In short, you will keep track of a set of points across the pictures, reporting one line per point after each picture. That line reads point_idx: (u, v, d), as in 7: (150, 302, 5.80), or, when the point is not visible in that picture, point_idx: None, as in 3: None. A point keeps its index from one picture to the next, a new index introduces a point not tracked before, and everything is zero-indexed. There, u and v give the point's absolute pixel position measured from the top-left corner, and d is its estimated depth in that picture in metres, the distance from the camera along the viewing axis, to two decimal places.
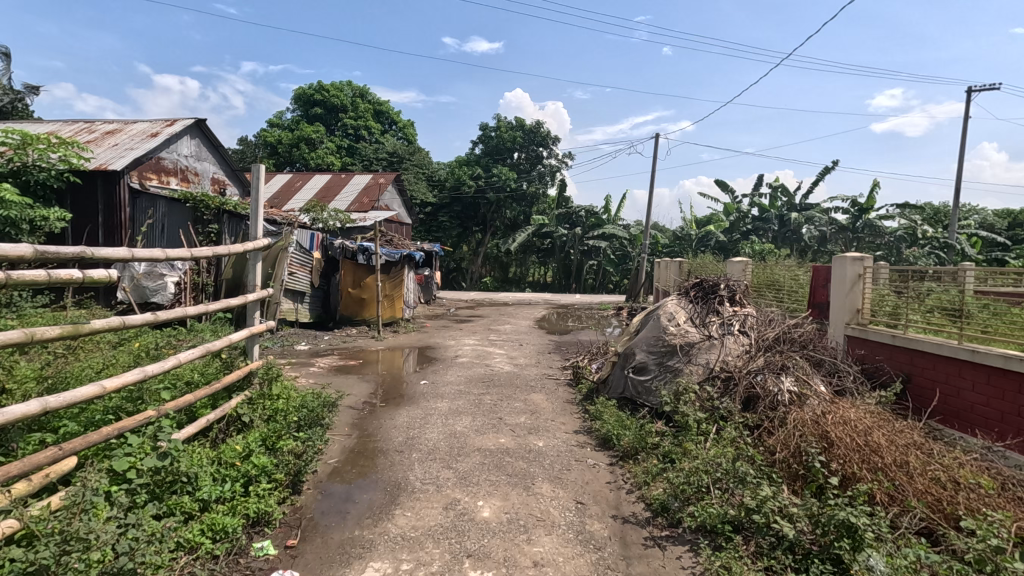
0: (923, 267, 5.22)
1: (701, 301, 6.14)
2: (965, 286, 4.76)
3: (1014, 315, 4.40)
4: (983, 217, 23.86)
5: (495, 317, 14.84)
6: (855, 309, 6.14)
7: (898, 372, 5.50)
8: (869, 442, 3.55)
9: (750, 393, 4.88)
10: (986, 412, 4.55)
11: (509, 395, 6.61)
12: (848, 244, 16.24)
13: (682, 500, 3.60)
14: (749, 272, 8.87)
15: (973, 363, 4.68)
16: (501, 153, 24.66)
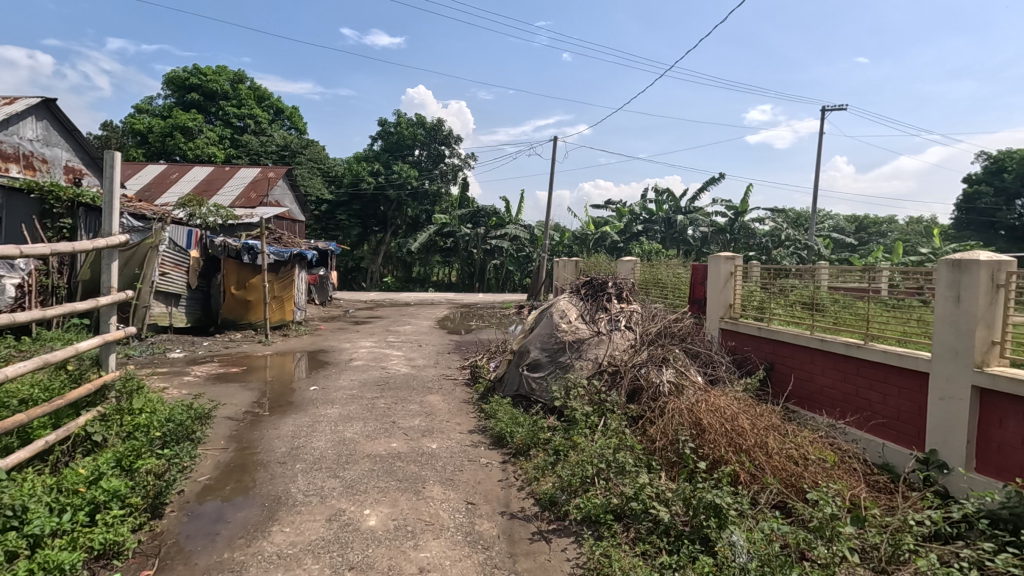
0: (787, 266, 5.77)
1: (591, 299, 6.38)
2: (821, 282, 5.32)
3: (857, 308, 4.93)
4: (836, 222, 27.15)
5: (395, 318, 14.46)
6: (728, 304, 6.72)
7: (763, 360, 6.06)
8: (735, 426, 3.86)
9: (635, 385, 5.14)
10: (831, 393, 5.14)
11: (404, 398, 6.44)
12: (726, 245, 17.74)
13: (569, 493, 3.71)
14: (637, 271, 9.36)
15: (821, 350, 5.27)
16: (402, 150, 24.15)
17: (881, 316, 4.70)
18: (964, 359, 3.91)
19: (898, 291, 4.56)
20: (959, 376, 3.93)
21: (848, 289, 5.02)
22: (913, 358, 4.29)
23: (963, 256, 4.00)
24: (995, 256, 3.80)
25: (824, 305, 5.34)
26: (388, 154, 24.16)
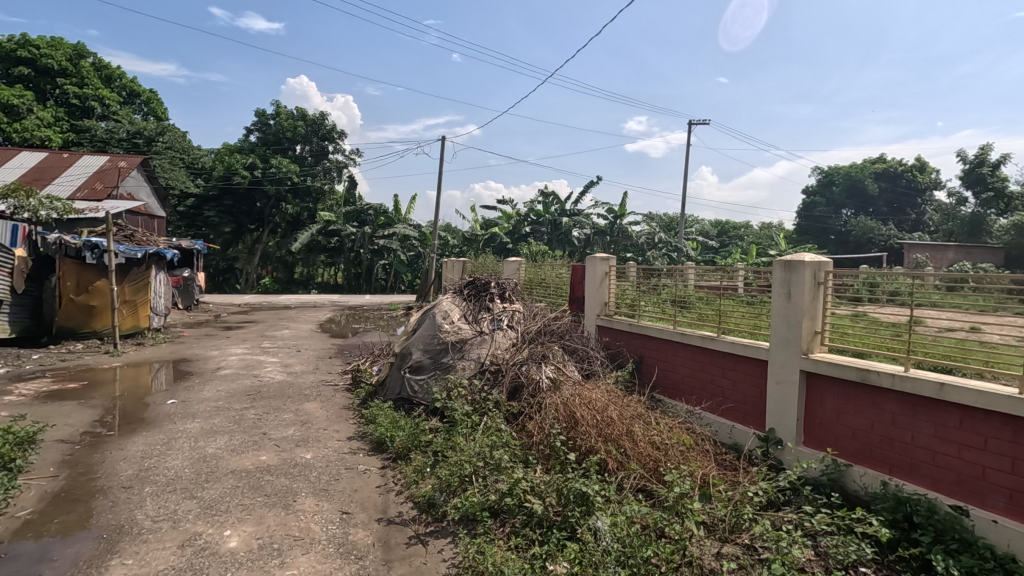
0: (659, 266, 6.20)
1: (474, 299, 6.43)
2: (687, 281, 5.77)
3: (717, 304, 5.43)
4: (702, 226, 29.85)
5: (272, 322, 13.53)
6: (603, 302, 7.12)
7: (633, 354, 6.50)
8: (604, 417, 4.11)
9: (516, 382, 5.26)
10: (690, 382, 5.65)
11: (277, 407, 6.05)
12: (606, 246, 18.75)
13: (447, 493, 3.71)
14: (522, 271, 9.58)
15: (682, 342, 5.77)
16: (280, 143, 22.67)
17: (735, 310, 5.22)
18: (793, 348, 4.48)
19: (752, 288, 5.15)
20: (790, 363, 4.50)
21: (710, 287, 5.51)
22: (755, 348, 4.85)
23: (792, 257, 4.57)
24: (816, 257, 4.40)
25: (689, 302, 5.82)
26: (265, 147, 22.55)
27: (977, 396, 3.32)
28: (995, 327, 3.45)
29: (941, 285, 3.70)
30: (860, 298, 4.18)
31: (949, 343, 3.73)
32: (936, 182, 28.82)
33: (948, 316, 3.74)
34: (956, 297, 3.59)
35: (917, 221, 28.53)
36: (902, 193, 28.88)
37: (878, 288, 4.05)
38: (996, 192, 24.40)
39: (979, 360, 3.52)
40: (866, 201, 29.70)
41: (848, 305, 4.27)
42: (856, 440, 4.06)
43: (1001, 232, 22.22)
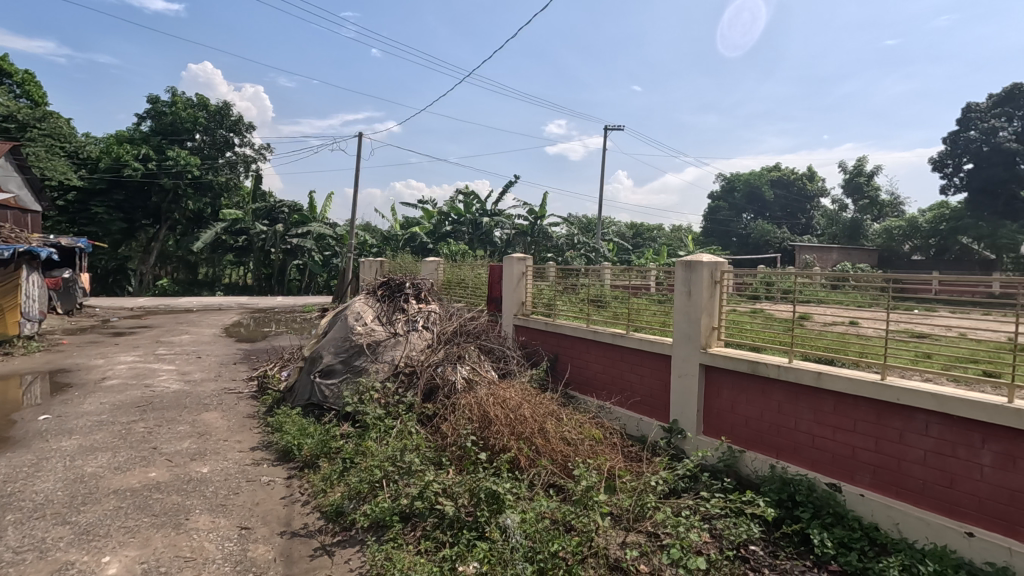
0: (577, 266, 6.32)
1: (389, 300, 6.29)
2: (604, 281, 5.91)
3: (631, 302, 5.61)
4: (618, 228, 31.03)
5: (170, 327, 12.50)
6: (520, 302, 7.22)
7: (549, 352, 6.64)
8: (517, 416, 4.15)
9: (431, 384, 5.20)
10: (602, 378, 5.85)
11: (171, 419, 5.59)
12: (527, 247, 18.79)
13: (356, 501, 3.60)
14: (440, 271, 9.50)
15: (594, 340, 5.98)
16: (178, 134, 21.00)
17: (647, 309, 5.42)
18: (693, 343, 4.76)
19: (664, 287, 5.22)
20: (691, 357, 4.78)
21: (626, 286, 5.62)
22: (660, 344, 5.10)
23: (692, 257, 4.84)
24: (713, 258, 4.71)
25: (604, 299, 5.99)
26: (160, 137, 20.76)
27: (848, 383, 3.68)
28: (869, 321, 3.82)
29: (827, 283, 4.09)
30: (758, 296, 4.44)
31: (831, 337, 4.09)
32: (822, 190, 31.77)
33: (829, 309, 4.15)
34: (839, 294, 4.04)
35: (807, 225, 31.29)
36: (794, 200, 31.54)
37: (773, 287, 4.32)
38: (870, 200, 27.28)
39: (854, 351, 3.89)
40: (763, 206, 32.17)
41: (747, 302, 4.52)
42: (748, 427, 4.38)
43: (875, 236, 24.87)
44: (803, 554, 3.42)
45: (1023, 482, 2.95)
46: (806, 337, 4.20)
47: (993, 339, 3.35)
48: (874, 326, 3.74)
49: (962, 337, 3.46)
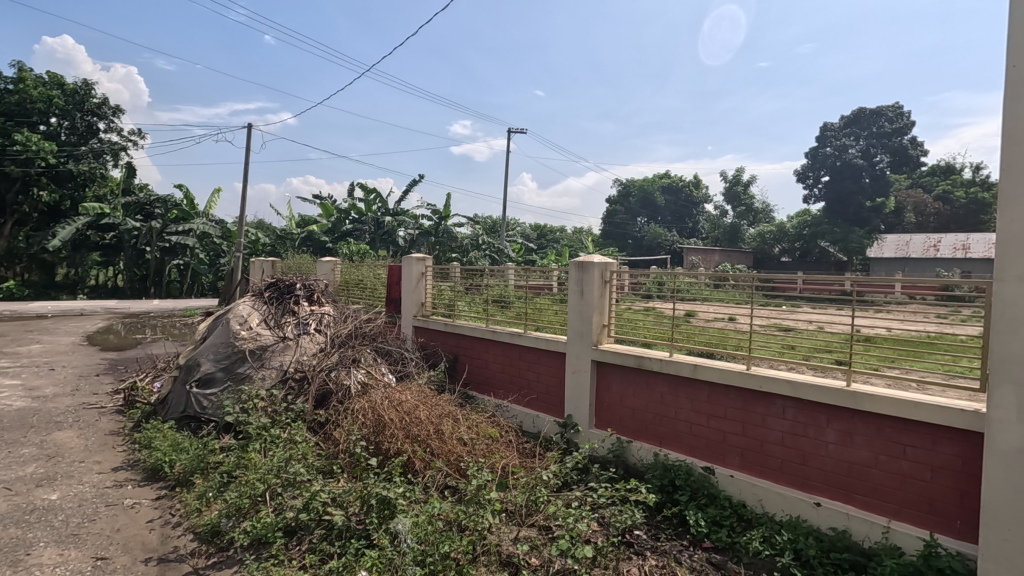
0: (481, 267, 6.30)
1: (277, 302, 5.93)
2: (507, 281, 5.95)
3: (534, 302, 5.68)
4: (522, 229, 31.58)
5: (16, 336, 10.89)
6: (420, 303, 7.16)
7: (449, 353, 6.64)
8: (413, 418, 4.10)
9: (323, 389, 4.97)
10: (501, 377, 5.96)
11: (13, 441, 4.87)
12: (431, 248, 18.32)
13: (236, 518, 3.35)
14: (337, 272, 9.13)
15: (492, 340, 6.07)
16: (28, 115, 18.35)
17: (549, 308, 5.50)
18: (586, 340, 4.97)
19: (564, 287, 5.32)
20: (583, 354, 4.98)
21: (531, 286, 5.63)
22: (555, 342, 5.27)
23: (585, 258, 5.04)
24: (603, 259, 4.96)
25: (506, 299, 6.03)
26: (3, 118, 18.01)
27: (719, 374, 4.01)
28: (747, 317, 4.11)
29: (711, 281, 4.34)
30: (650, 295, 4.65)
31: (712, 332, 4.39)
32: (706, 197, 34.47)
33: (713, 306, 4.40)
34: (722, 292, 4.28)
35: (693, 229, 33.77)
36: (682, 205, 33.91)
37: (664, 286, 4.52)
38: (747, 207, 30.01)
39: (732, 344, 4.20)
40: (655, 210, 34.28)
41: (641, 301, 4.72)
42: (635, 419, 4.64)
43: (751, 239, 27.39)
44: (680, 534, 3.68)
45: (858, 455, 3.37)
46: (691, 333, 4.48)
47: (846, 331, 3.75)
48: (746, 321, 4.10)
49: (821, 329, 3.83)
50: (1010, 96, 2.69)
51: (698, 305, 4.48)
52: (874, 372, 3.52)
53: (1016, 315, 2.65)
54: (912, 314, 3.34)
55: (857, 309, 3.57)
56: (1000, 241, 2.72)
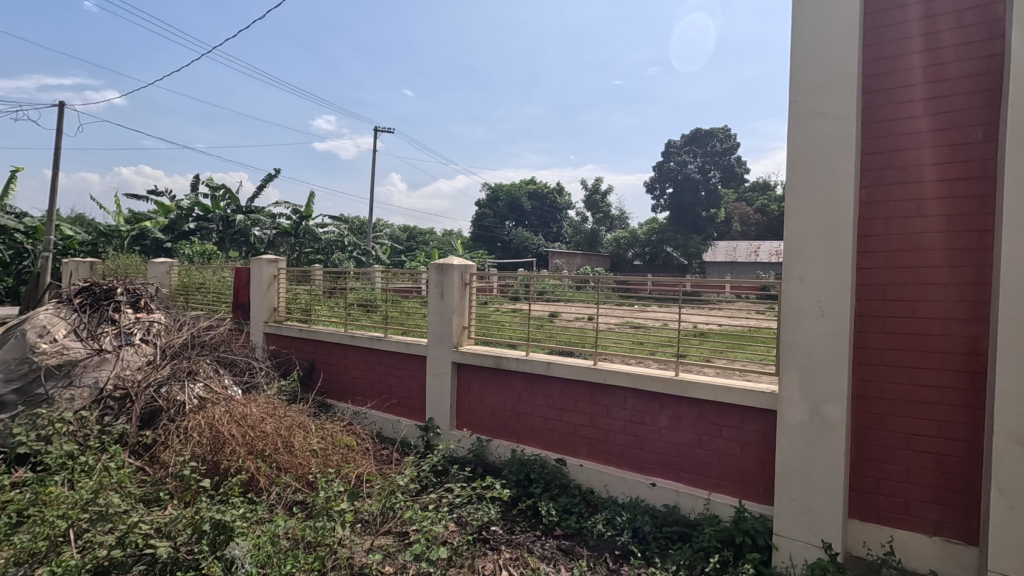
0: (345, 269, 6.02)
1: (91, 310, 5.13)
2: (375, 284, 5.73)
3: (403, 306, 5.55)
4: (390, 231, 30.88)
5: None
6: (272, 308, 6.71)
7: (305, 360, 6.28)
8: (257, 432, 3.80)
9: (150, 407, 4.43)
10: (360, 383, 5.77)
11: None
12: (290, 249, 17.05)
13: (29, 565, 2.85)
14: (174, 274, 8.17)
15: (351, 345, 5.84)
16: None
17: (417, 311, 5.41)
18: (446, 342, 5.00)
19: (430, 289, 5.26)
20: (444, 356, 5.01)
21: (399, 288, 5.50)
22: (416, 345, 5.22)
23: (445, 260, 5.07)
24: (462, 262, 5.05)
25: (372, 303, 5.84)
26: None
27: (569, 370, 4.27)
28: (603, 316, 4.38)
29: (574, 283, 4.52)
30: (518, 296, 4.76)
31: (574, 330, 4.61)
32: (569, 204, 36.45)
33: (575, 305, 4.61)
34: (583, 292, 4.49)
35: (557, 234, 35.51)
36: (547, 211, 35.47)
37: (530, 287, 4.68)
38: (604, 214, 32.28)
39: (588, 342, 4.46)
40: (522, 215, 35.47)
41: (510, 302, 4.80)
42: (494, 417, 4.76)
43: (608, 244, 29.49)
44: (533, 525, 3.84)
45: (685, 437, 3.79)
46: (553, 332, 4.69)
47: (684, 327, 4.16)
48: (602, 319, 4.35)
49: (665, 325, 4.21)
50: (795, 125, 3.19)
51: (562, 306, 4.67)
52: (703, 363, 3.96)
53: (799, 310, 3.16)
54: (736, 311, 3.80)
55: (692, 307, 3.99)
56: (787, 247, 3.22)
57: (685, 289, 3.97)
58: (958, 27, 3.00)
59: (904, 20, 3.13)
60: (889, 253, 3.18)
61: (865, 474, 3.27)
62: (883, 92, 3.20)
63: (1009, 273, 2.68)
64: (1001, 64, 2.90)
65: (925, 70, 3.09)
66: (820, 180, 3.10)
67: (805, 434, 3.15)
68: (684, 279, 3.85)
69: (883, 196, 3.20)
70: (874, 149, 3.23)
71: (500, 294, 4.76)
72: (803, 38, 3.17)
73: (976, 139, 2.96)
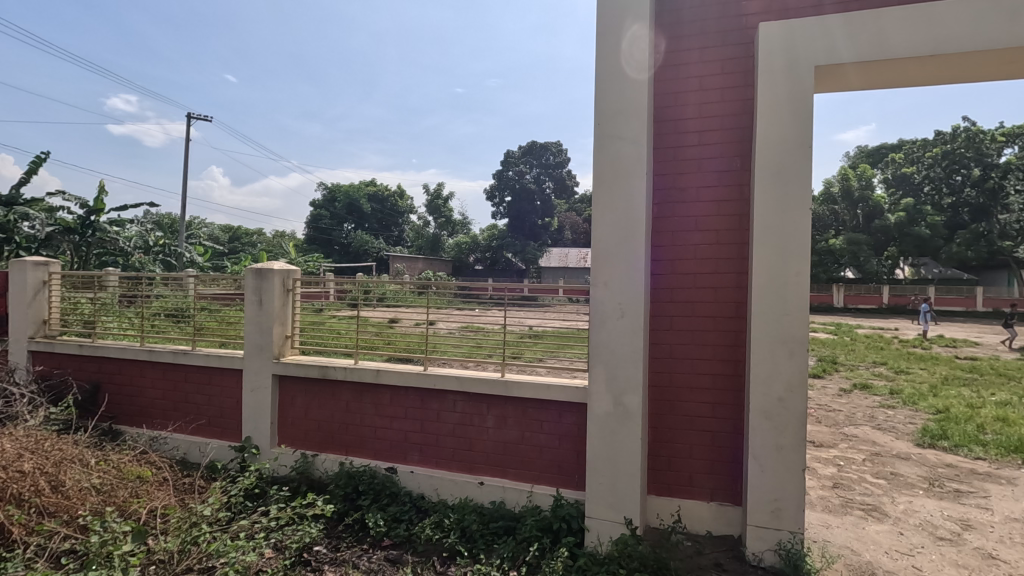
0: (145, 274, 5.26)
1: None
2: (187, 290, 5.10)
3: (222, 314, 5.02)
4: (208, 230, 27.63)
5: None
6: (41, 321, 5.59)
7: (87, 382, 5.33)
8: (12, 470, 3.14)
9: None
10: (161, 404, 5.07)
11: None
12: (75, 249, 13.85)
13: None
14: None
15: (150, 361, 5.10)
16: None
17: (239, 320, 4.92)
18: (266, 353, 4.62)
19: None
20: (263, 368, 4.62)
21: (217, 295, 4.96)
22: (229, 358, 4.74)
23: (262, 265, 4.68)
24: (284, 266, 4.72)
25: (182, 312, 5.20)
26: None
27: (398, 377, 4.22)
28: (442, 321, 4.42)
29: (415, 289, 4.48)
30: (356, 303, 4.58)
31: (414, 336, 4.56)
32: (411, 208, 36.12)
33: (415, 310, 4.57)
34: (423, 298, 4.47)
35: (399, 237, 34.95)
36: (387, 214, 34.72)
37: (370, 293, 4.55)
38: (446, 219, 32.61)
39: (426, 347, 4.45)
40: (361, 217, 34.25)
41: (347, 308, 4.59)
42: (320, 431, 4.51)
43: (449, 249, 29.76)
44: (360, 538, 3.72)
45: (509, 434, 3.97)
46: (390, 339, 4.61)
47: (514, 330, 4.37)
48: (442, 324, 4.38)
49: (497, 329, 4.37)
50: (599, 145, 3.54)
51: (402, 311, 4.60)
52: (533, 363, 4.18)
53: (604, 311, 3.51)
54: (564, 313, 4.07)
55: (520, 311, 4.21)
56: (594, 255, 3.56)
57: (522, 293, 4.19)
58: (722, 73, 3.60)
59: (683, 63, 3.68)
60: (675, 261, 3.69)
61: (659, 454, 3.74)
62: (669, 122, 3.71)
63: (759, 278, 3.28)
64: (751, 107, 3.55)
65: (699, 106, 3.65)
66: (620, 196, 3.49)
67: (610, 422, 3.51)
68: (521, 283, 4.07)
69: (670, 211, 3.70)
70: (663, 171, 3.72)
71: (336, 301, 4.49)
72: (606, 68, 3.54)
73: (736, 167, 3.57)
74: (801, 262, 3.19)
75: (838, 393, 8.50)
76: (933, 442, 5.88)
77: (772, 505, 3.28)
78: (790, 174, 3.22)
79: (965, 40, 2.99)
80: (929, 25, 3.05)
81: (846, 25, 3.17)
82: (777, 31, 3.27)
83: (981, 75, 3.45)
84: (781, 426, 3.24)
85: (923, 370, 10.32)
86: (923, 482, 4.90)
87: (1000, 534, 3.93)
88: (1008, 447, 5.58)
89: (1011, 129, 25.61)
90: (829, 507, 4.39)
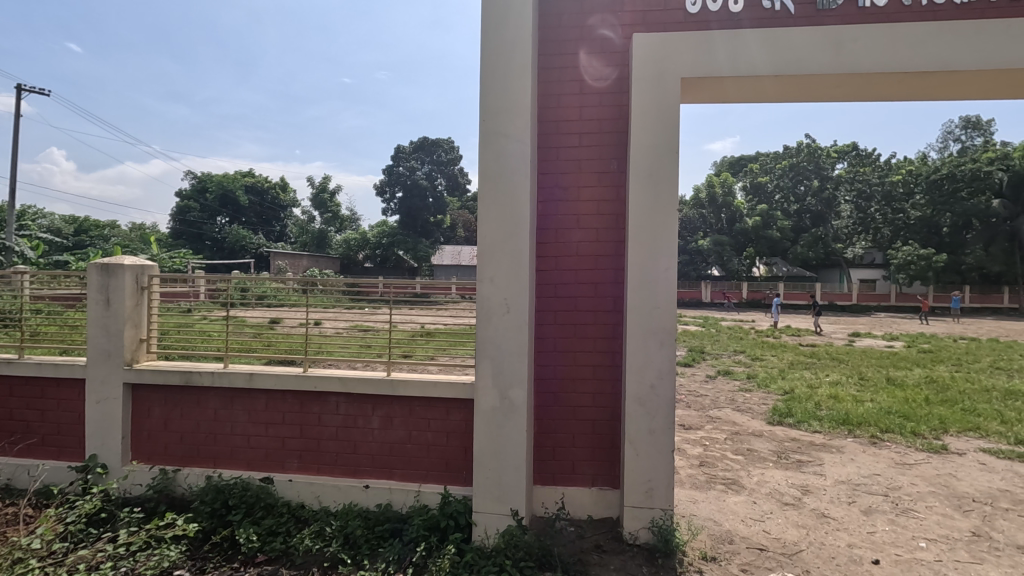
0: None
1: None
2: (17, 290, 4.39)
3: (63, 317, 4.35)
4: (47, 220, 23.96)
5: None
6: None
7: None
8: None
9: None
10: None
11: None
12: None
13: None
14: None
15: None
16: None
17: None
18: (115, 359, 4.08)
19: None
20: (111, 376, 4.08)
21: (58, 295, 4.30)
22: (68, 366, 4.13)
23: (110, 258, 4.13)
24: (137, 261, 4.22)
25: (9, 315, 4.45)
26: None
27: (274, 380, 3.94)
28: (330, 321, 4.15)
29: (298, 287, 4.12)
30: (231, 303, 4.15)
31: (297, 340, 4.16)
32: (294, 202, 34.16)
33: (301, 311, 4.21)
34: (310, 297, 4.13)
35: (280, 233, 33.08)
36: (268, 207, 32.83)
37: (247, 291, 4.11)
38: (333, 214, 31.24)
39: (310, 350, 4.08)
40: (237, 209, 31.60)
41: (221, 310, 4.14)
42: (183, 443, 4.09)
43: (337, 246, 28.49)
44: (230, 557, 3.43)
45: (395, 435, 3.87)
46: (271, 341, 4.21)
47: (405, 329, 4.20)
48: (331, 324, 4.09)
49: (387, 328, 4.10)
50: (484, 142, 3.56)
51: (285, 313, 4.18)
52: (424, 361, 4.04)
53: (490, 307, 3.54)
54: (455, 310, 4.02)
55: (411, 308, 4.08)
56: (480, 251, 3.57)
57: (414, 291, 4.04)
58: (600, 79, 3.79)
59: (565, 66, 3.81)
60: (558, 258, 3.81)
61: (544, 445, 3.85)
62: (552, 122, 3.82)
63: (633, 273, 3.49)
64: (626, 113, 3.76)
65: (579, 109, 3.81)
66: (504, 192, 3.53)
67: (496, 416, 3.54)
68: (412, 281, 3.93)
69: (553, 210, 3.81)
70: (547, 171, 3.83)
71: (207, 300, 4.00)
72: (491, 65, 3.56)
73: (613, 169, 3.77)
74: (670, 259, 3.43)
75: (705, 379, 9.37)
76: (781, 420, 6.66)
77: (646, 486, 3.51)
78: (659, 177, 3.46)
79: (804, 64, 3.41)
80: (773, 48, 3.43)
81: (707, 42, 3.47)
82: (648, 43, 3.49)
83: (816, 96, 3.93)
84: (653, 411, 3.48)
85: (773, 356, 11.68)
86: (773, 455, 5.54)
87: (831, 495, 4.54)
88: (839, 420, 6.46)
89: (842, 147, 29.71)
90: (696, 483, 4.79)
